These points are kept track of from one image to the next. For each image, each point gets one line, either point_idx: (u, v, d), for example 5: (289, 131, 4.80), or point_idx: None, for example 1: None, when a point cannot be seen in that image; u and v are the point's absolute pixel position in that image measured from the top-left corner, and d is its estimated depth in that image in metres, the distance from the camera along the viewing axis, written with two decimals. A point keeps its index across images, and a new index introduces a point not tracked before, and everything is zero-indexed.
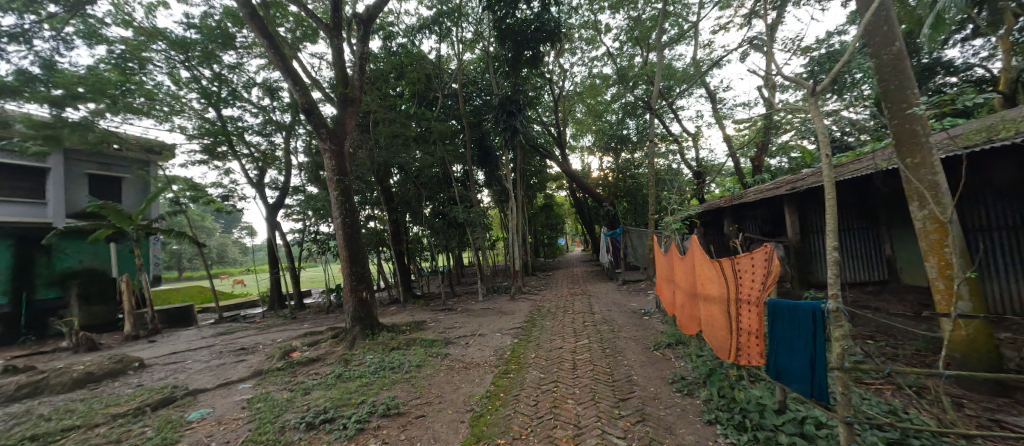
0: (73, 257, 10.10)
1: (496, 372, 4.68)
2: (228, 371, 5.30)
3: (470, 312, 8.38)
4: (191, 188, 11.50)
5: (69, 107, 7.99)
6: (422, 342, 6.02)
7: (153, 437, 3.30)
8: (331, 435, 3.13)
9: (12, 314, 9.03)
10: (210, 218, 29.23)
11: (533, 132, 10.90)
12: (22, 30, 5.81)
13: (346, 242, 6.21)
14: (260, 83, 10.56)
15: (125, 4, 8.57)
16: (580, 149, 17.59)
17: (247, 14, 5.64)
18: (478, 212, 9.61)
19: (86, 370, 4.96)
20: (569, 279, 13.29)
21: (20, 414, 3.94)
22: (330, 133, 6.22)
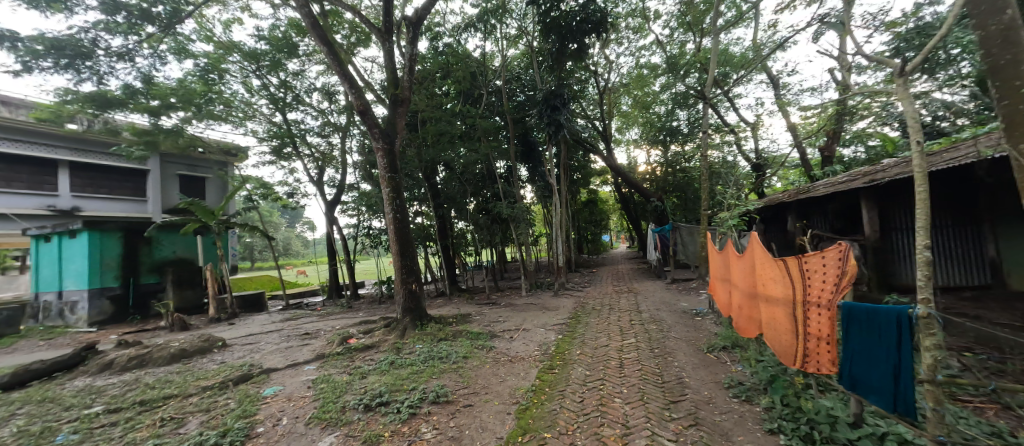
0: (168, 249, 11.35)
1: (540, 366, 4.70)
2: (295, 353, 5.78)
3: (514, 307, 8.46)
4: (261, 186, 12.60)
5: (164, 116, 9.08)
6: (468, 334, 6.17)
7: (235, 409, 3.68)
8: (387, 418, 3.31)
9: (122, 295, 10.36)
10: (277, 214, 31.86)
11: (577, 126, 10.72)
12: (127, 50, 6.65)
13: (397, 236, 6.49)
14: (320, 88, 11.32)
15: (207, 22, 9.53)
16: (626, 142, 17.03)
17: (308, 23, 6.05)
18: (522, 208, 9.62)
19: (180, 346, 5.65)
20: (615, 276, 12.95)
21: (131, 382, 4.58)
22: (382, 132, 6.53)
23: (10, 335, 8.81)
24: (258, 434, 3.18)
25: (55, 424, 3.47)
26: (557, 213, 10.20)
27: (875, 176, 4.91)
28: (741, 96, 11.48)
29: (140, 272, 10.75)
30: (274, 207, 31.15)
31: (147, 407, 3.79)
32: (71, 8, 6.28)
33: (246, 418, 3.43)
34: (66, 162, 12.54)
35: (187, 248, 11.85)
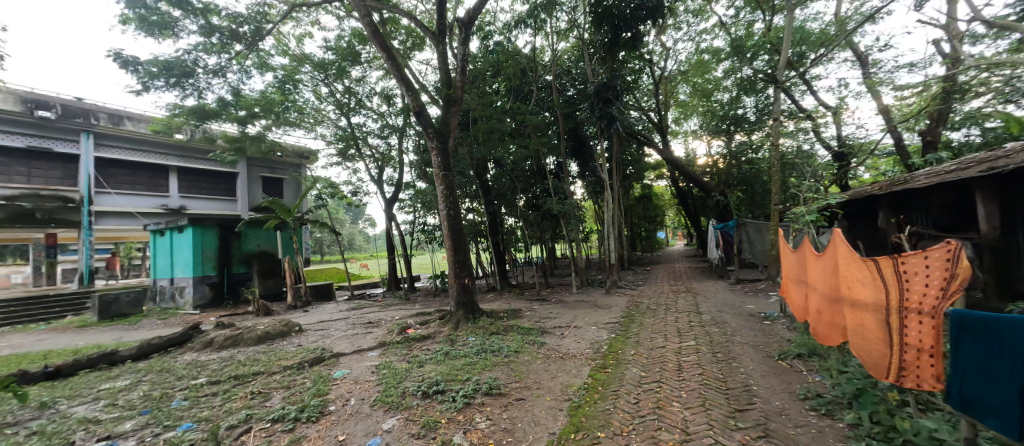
0: (254, 242, 12.70)
1: (593, 365, 4.62)
2: (360, 340, 6.21)
3: (564, 304, 8.40)
4: (329, 185, 13.63)
5: (249, 124, 10.13)
6: (519, 329, 6.23)
7: (311, 387, 4.04)
8: (443, 405, 3.45)
9: (219, 282, 11.75)
10: (343, 211, 34.30)
11: (631, 118, 10.30)
12: (220, 67, 7.50)
13: (450, 232, 6.70)
14: (379, 92, 11.97)
15: (284, 37, 10.47)
16: (684, 133, 16.13)
17: (368, 31, 6.40)
18: (572, 203, 9.46)
19: (265, 329, 6.32)
20: (672, 275, 12.33)
21: (227, 358, 5.21)
22: (436, 132, 6.76)
23: (136, 315, 10.39)
24: (329, 412, 3.45)
25: (170, 391, 4.05)
26: (609, 208, 9.92)
27: (996, 164, 4.20)
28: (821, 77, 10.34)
29: (233, 262, 12.17)
30: (341, 205, 33.56)
31: (240, 381, 4.29)
32: (177, 33, 7.22)
33: (320, 397, 3.75)
34: (174, 167, 14.48)
35: (270, 242, 13.18)
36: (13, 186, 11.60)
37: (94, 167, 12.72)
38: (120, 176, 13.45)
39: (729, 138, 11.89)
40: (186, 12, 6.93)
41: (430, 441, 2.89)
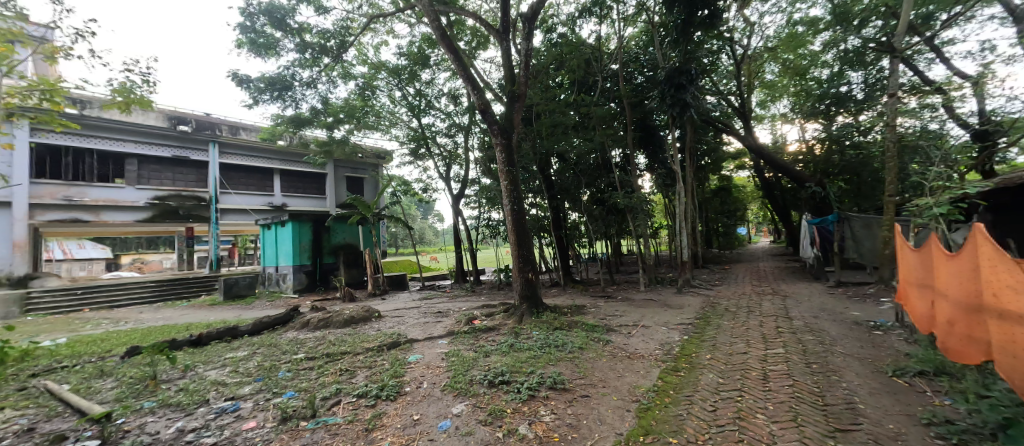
0: (340, 236, 13.82)
1: (663, 367, 4.40)
2: (431, 328, 6.58)
3: (631, 302, 8.09)
4: (402, 183, 14.53)
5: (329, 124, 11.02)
6: (584, 325, 6.13)
7: (389, 368, 4.38)
8: (508, 396, 3.52)
9: (313, 270, 13.15)
10: (414, 206, 36.41)
11: (707, 103, 9.51)
12: (312, 79, 8.33)
13: (514, 227, 6.77)
14: (447, 93, 12.45)
15: (363, 47, 11.34)
16: (770, 118, 14.58)
17: (437, 34, 6.65)
18: (641, 197, 8.95)
19: (350, 314, 6.95)
20: (756, 275, 11.22)
21: (320, 338, 5.84)
22: (501, 128, 6.85)
23: (250, 296, 12.07)
24: (405, 393, 3.70)
25: (277, 363, 4.65)
26: (680, 203, 9.31)
27: None
28: (953, 42, 8.66)
29: (324, 252, 13.47)
30: (413, 202, 35.52)
31: (331, 358, 4.80)
32: (279, 52, 8.18)
33: (397, 378, 4.03)
34: (277, 169, 16.58)
35: (353, 236, 14.21)
36: (163, 188, 14.01)
37: (218, 173, 14.99)
38: (237, 178, 15.64)
39: (828, 121, 10.42)
40: (286, 33, 7.83)
41: (497, 429, 2.96)
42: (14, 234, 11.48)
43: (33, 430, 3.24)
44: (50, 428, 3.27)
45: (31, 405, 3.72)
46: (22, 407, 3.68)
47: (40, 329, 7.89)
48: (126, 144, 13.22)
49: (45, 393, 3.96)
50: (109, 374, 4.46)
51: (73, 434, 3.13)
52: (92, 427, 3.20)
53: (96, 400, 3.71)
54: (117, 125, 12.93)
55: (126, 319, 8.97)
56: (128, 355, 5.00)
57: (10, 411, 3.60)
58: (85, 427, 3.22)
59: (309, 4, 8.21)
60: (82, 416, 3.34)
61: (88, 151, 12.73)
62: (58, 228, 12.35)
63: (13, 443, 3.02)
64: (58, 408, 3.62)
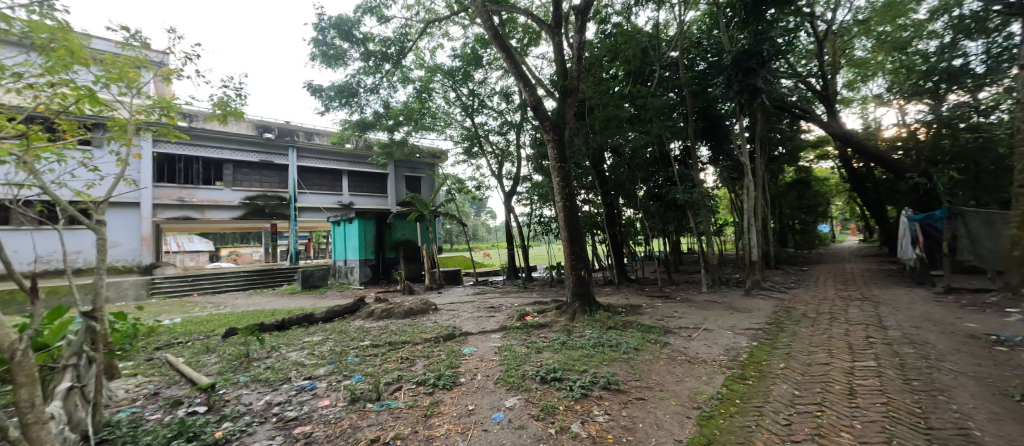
0: (400, 232, 14.55)
1: (729, 374, 4.11)
2: (485, 322, 6.73)
3: (691, 303, 7.67)
4: (456, 181, 14.96)
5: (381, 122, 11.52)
6: (639, 326, 5.91)
7: (446, 359, 4.54)
8: (561, 393, 3.49)
9: (376, 264, 13.98)
10: (468, 204, 37.35)
11: (782, 87, 8.66)
12: (374, 84, 8.83)
13: (567, 223, 6.70)
14: (499, 91, 12.59)
15: (421, 52, 11.82)
16: (861, 99, 12.93)
17: (490, 34, 6.73)
18: (702, 192, 8.36)
19: (410, 305, 7.32)
20: (840, 279, 10.08)
21: (383, 327, 6.22)
22: (553, 124, 6.79)
23: (323, 287, 13.15)
24: (460, 384, 3.82)
25: (346, 348, 5.03)
26: (747, 198, 8.60)
27: None
28: None
29: (386, 247, 14.26)
30: (466, 199, 36.28)
31: (393, 347, 5.09)
32: (346, 61, 8.76)
33: (453, 369, 4.18)
34: (345, 170, 17.90)
35: (412, 232, 14.89)
36: (252, 189, 15.70)
37: (296, 174, 16.46)
38: (311, 179, 17.10)
39: (935, 101, 9.01)
40: (352, 44, 8.40)
41: (549, 425, 2.96)
42: (141, 229, 13.56)
43: (157, 394, 3.82)
44: (170, 393, 3.83)
45: (155, 373, 4.39)
46: (149, 375, 4.34)
47: (161, 310, 9.27)
48: (223, 151, 15.04)
49: (165, 364, 4.64)
50: (212, 350, 5.12)
51: (186, 400, 3.63)
52: (200, 395, 3.70)
53: (203, 372, 4.27)
54: (216, 134, 14.73)
55: (223, 304, 10.21)
56: (227, 335, 5.70)
57: (141, 377, 4.27)
58: (195, 394, 3.73)
59: (372, 14, 8.72)
60: (193, 385, 3.87)
61: (195, 158, 14.62)
62: (175, 225, 14.30)
63: (143, 404, 3.58)
64: (176, 377, 4.22)
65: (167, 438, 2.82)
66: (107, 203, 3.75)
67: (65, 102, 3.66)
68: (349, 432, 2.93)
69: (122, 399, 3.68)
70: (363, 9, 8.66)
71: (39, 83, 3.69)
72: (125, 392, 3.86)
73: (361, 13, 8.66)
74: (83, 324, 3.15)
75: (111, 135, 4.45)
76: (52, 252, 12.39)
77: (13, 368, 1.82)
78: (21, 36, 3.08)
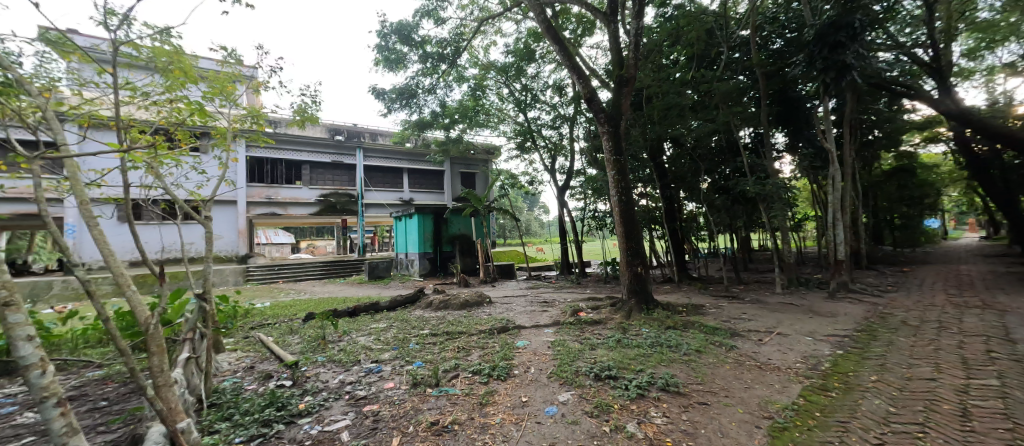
0: (456, 226, 14.97)
1: (808, 384, 3.71)
2: (538, 316, 6.72)
3: (763, 305, 7.05)
4: (509, 176, 15.05)
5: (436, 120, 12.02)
6: (703, 326, 5.55)
7: (500, 351, 4.59)
8: (616, 391, 3.36)
9: (434, 257, 14.53)
10: (521, 199, 37.50)
11: (880, 61, 7.52)
12: (431, 85, 9.11)
13: (623, 218, 6.46)
14: (552, 84, 12.43)
15: (475, 50, 12.00)
16: (983, 71, 10.92)
17: (542, 27, 6.61)
18: (776, 183, 7.57)
19: (465, 298, 7.51)
20: (951, 282, 8.68)
21: (441, 317, 6.44)
22: (608, 116, 6.54)
23: (386, 278, 13.95)
24: (514, 375, 3.83)
25: (407, 336, 5.27)
26: (832, 191, 7.67)
27: None
28: None
29: (443, 241, 14.76)
30: (519, 194, 36.37)
31: (450, 336, 5.25)
32: (405, 64, 9.14)
33: (507, 361, 4.21)
34: (405, 168, 18.79)
35: (467, 227, 15.25)
36: (326, 187, 17.00)
37: (362, 173, 17.57)
38: (376, 177, 18.17)
39: None
40: (411, 47, 8.73)
41: (604, 422, 2.86)
42: (238, 224, 15.24)
43: (253, 367, 4.28)
44: (262, 367, 4.27)
45: (250, 349, 4.93)
46: (245, 350, 4.89)
47: (253, 294, 10.48)
48: (301, 153, 16.47)
49: (258, 342, 5.19)
50: (294, 332, 5.64)
51: (275, 374, 4.03)
52: (286, 370, 4.08)
53: (287, 350, 4.72)
54: (295, 139, 16.18)
55: (301, 291, 11.23)
56: (306, 319, 6.27)
57: (239, 352, 4.83)
58: (281, 369, 4.12)
59: (429, 17, 8.98)
60: (280, 362, 4.28)
61: (278, 160, 16.17)
62: (264, 220, 15.90)
63: (241, 375, 4.04)
64: (266, 353, 4.71)
65: (260, 407, 3.14)
66: (210, 202, 4.21)
67: (179, 114, 4.14)
68: (411, 413, 3.06)
69: (225, 370, 4.18)
70: (420, 12, 8.95)
71: (159, 99, 4.22)
72: (227, 364, 4.39)
73: (418, 16, 8.96)
74: (197, 304, 3.53)
75: (214, 142, 5.00)
76: (173, 243, 14.41)
77: (147, 339, 2.05)
78: (145, 59, 3.53)
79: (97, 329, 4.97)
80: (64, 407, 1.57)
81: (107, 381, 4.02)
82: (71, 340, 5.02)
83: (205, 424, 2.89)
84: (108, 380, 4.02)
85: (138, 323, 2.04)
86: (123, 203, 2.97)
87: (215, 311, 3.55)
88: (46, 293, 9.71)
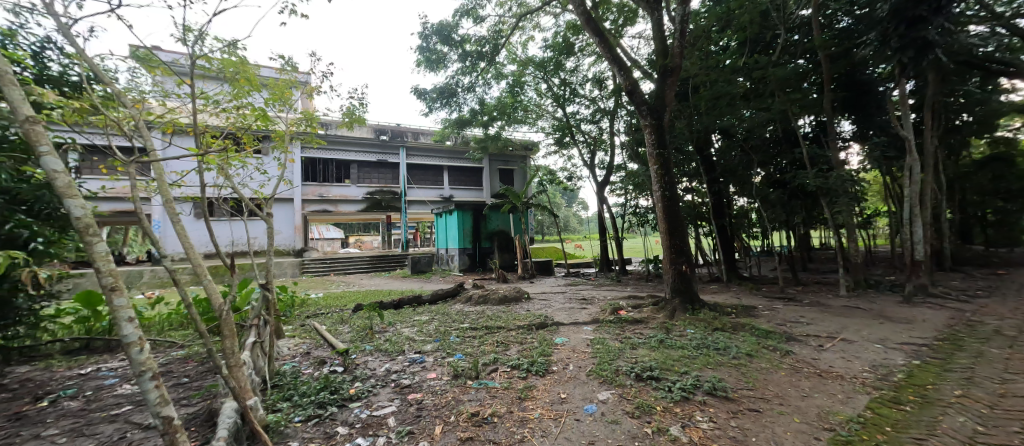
0: (494, 223, 15.09)
1: (878, 396, 3.36)
2: (577, 313, 6.62)
3: (824, 307, 6.51)
4: (548, 172, 14.96)
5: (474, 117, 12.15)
6: (755, 329, 5.21)
7: (538, 346, 4.56)
8: (658, 393, 3.23)
9: (474, 253, 14.74)
10: (559, 196, 37.24)
11: (971, 35, 6.63)
12: (470, 84, 9.22)
13: (666, 214, 6.19)
14: (592, 78, 12.14)
15: (513, 46, 11.97)
16: None
17: (582, 20, 6.45)
18: (841, 175, 6.93)
19: (504, 293, 7.56)
20: None
21: (480, 312, 6.51)
22: (651, 108, 6.27)
23: (428, 273, 14.36)
24: (553, 372, 3.79)
25: (448, 328, 5.37)
26: (909, 183, 6.92)
27: None
28: None
29: (482, 237, 14.93)
30: (558, 190, 36.10)
31: (489, 330, 5.30)
32: (445, 64, 9.30)
33: (545, 357, 4.17)
34: (445, 165, 19.26)
35: (505, 223, 15.32)
36: (372, 185, 17.75)
37: (405, 171, 18.16)
38: (418, 175, 18.72)
39: None
40: (451, 47, 8.86)
41: (645, 424, 2.76)
42: (294, 220, 16.26)
43: (309, 353, 4.55)
44: (317, 353, 4.53)
45: (307, 336, 5.25)
46: (302, 337, 5.22)
47: (308, 286, 11.19)
48: (349, 153, 17.30)
49: (313, 329, 5.52)
50: (344, 321, 5.93)
51: (328, 360, 4.25)
52: (338, 357, 4.31)
53: (339, 339, 4.97)
54: (343, 139, 17.00)
55: (349, 284, 11.81)
56: (355, 309, 6.58)
57: (296, 338, 5.15)
58: (333, 356, 4.35)
59: (468, 16, 9.06)
60: (332, 349, 4.52)
61: (329, 160, 17.08)
62: (317, 216, 16.85)
63: (299, 360, 4.31)
64: (320, 340, 5.00)
65: (317, 389, 3.34)
66: (272, 199, 4.51)
67: (246, 120, 4.47)
68: (453, 403, 3.11)
69: (285, 354, 4.49)
70: (459, 11, 9.04)
71: (227, 105, 4.57)
72: (287, 349, 4.70)
73: (456, 15, 9.06)
74: (261, 292, 3.81)
75: (274, 145, 5.35)
76: (240, 237, 15.65)
77: (221, 323, 2.23)
78: (216, 70, 3.84)
79: (180, 314, 5.50)
80: (158, 382, 1.64)
81: (189, 359, 4.44)
82: (160, 322, 5.60)
83: (269, 403, 3.11)
84: (189, 359, 4.44)
85: (214, 309, 2.23)
86: (200, 202, 3.25)
87: (277, 299, 3.81)
88: (138, 280, 10.92)
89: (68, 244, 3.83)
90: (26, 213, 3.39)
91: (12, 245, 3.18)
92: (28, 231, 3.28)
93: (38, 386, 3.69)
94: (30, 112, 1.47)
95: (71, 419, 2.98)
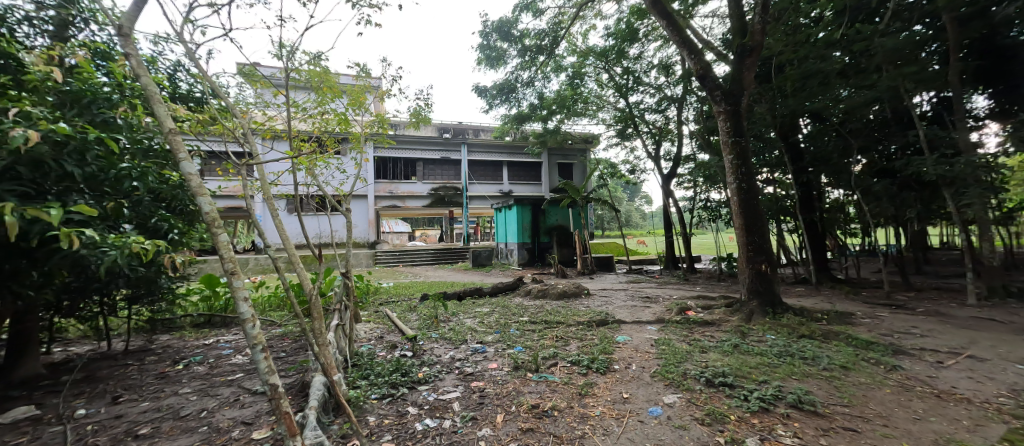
0: (553, 218, 15.00)
1: (1018, 426, 2.81)
2: (640, 312, 6.37)
3: (942, 318, 5.57)
4: (609, 166, 14.52)
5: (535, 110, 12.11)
6: (851, 338, 4.61)
7: (599, 343, 4.47)
8: (732, 401, 3.00)
9: (533, 247, 14.81)
10: (621, 190, 36.04)
11: None
12: (529, 78, 9.20)
13: (742, 209, 5.69)
14: (657, 64, 11.50)
15: (573, 37, 11.72)
16: None
17: (648, 3, 6.12)
18: (970, 160, 5.83)
19: (563, 288, 7.51)
20: None
21: (540, 306, 6.55)
22: (726, 93, 5.77)
23: (489, 266, 14.73)
24: (615, 370, 3.69)
25: (508, 321, 5.47)
26: None
27: None
28: None
29: (541, 232, 14.93)
30: (620, 184, 34.93)
31: (549, 325, 5.30)
32: (505, 60, 9.37)
33: (607, 355, 4.07)
34: (505, 161, 19.57)
35: (565, 218, 15.17)
36: (437, 181, 18.55)
37: (467, 167, 18.75)
38: (479, 171, 19.23)
39: None
40: (511, 43, 8.92)
41: (718, 432, 2.58)
42: (368, 215, 17.55)
43: (382, 337, 4.89)
44: (389, 337, 4.87)
45: (380, 322, 5.67)
46: (375, 322, 5.63)
47: (380, 276, 12.06)
48: (415, 152, 18.25)
49: (385, 316, 5.93)
50: (411, 310, 6.30)
51: (399, 345, 4.55)
52: (407, 343, 4.58)
53: (407, 326, 5.29)
54: (410, 139, 17.96)
55: (417, 275, 12.48)
56: (422, 299, 6.95)
57: (370, 323, 5.57)
58: (403, 342, 4.64)
59: (528, 10, 9.03)
60: (402, 335, 4.83)
61: (398, 159, 18.16)
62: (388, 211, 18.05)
63: (374, 343, 4.67)
64: (391, 327, 5.36)
65: (389, 371, 3.59)
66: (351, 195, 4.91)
67: (328, 124, 4.90)
68: (514, 394, 3.16)
69: (363, 337, 4.89)
70: (518, 5, 9.04)
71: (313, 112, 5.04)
72: (363, 333, 5.11)
73: (516, 11, 9.08)
74: (342, 280, 4.17)
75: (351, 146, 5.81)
76: (325, 230, 17.28)
77: (310, 307, 2.48)
78: (304, 81, 4.24)
79: (277, 296, 6.23)
80: (265, 354, 1.86)
81: (285, 337, 5.02)
82: (262, 303, 6.38)
83: (350, 379, 3.41)
84: (286, 336, 5.03)
85: (305, 293, 2.49)
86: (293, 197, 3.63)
87: (355, 286, 4.14)
88: (245, 267, 12.55)
89: (195, 234, 4.50)
90: (166, 209, 4.03)
91: (157, 235, 3.81)
92: (167, 223, 3.90)
93: (174, 352, 4.41)
94: (171, 125, 1.74)
95: (199, 381, 3.52)
